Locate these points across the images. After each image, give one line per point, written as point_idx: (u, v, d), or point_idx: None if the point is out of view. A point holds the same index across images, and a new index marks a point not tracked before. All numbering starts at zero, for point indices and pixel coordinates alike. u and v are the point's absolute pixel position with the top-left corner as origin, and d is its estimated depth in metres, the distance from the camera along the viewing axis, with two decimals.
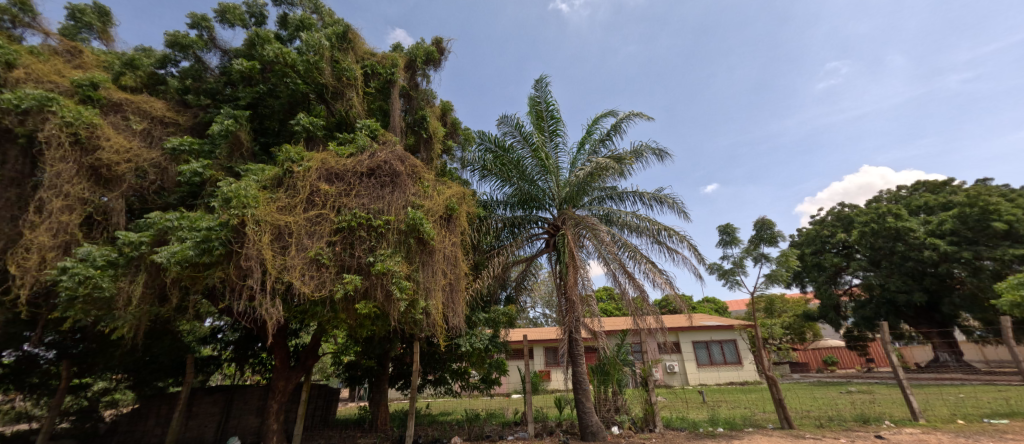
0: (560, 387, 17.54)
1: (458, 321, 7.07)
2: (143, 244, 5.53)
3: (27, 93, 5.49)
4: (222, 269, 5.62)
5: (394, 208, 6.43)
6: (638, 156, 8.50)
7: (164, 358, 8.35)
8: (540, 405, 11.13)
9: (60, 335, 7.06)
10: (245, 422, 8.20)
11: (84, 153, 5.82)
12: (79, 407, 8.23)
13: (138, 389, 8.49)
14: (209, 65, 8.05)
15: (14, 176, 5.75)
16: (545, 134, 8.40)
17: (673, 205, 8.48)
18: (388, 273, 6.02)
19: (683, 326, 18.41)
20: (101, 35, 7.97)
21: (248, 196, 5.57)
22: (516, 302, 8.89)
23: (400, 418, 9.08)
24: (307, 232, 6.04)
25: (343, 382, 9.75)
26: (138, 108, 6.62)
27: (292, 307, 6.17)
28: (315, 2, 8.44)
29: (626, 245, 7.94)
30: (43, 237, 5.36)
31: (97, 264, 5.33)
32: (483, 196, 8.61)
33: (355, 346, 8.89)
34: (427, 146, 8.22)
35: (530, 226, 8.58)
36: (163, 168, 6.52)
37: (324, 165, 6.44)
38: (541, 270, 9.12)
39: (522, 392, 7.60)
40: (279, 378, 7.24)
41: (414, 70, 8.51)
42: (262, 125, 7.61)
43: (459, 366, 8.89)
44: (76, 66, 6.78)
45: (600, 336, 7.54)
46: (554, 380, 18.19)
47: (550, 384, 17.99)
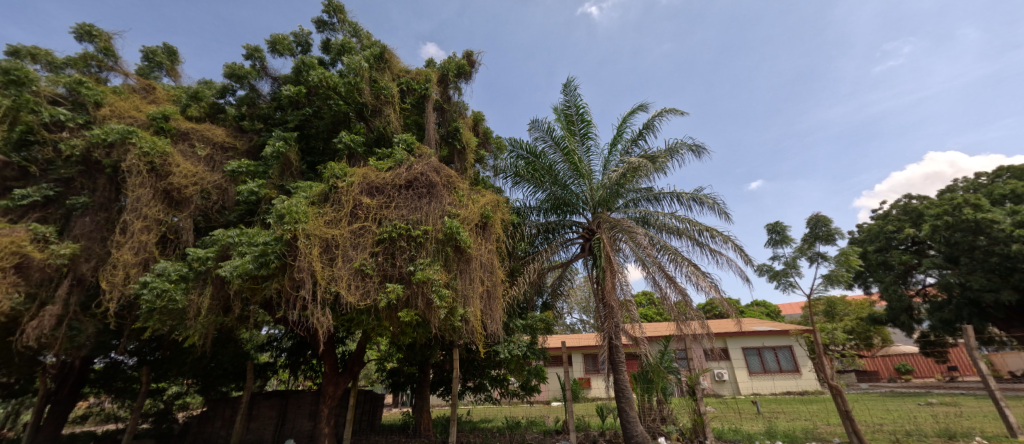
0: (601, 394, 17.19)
1: (496, 327, 7.32)
2: (209, 258, 6.03)
3: (112, 128, 6.19)
4: (278, 281, 6.11)
5: (431, 217, 6.73)
6: (673, 154, 8.25)
7: (228, 364, 8.91)
8: (582, 413, 10.79)
9: (141, 342, 7.74)
10: (298, 426, 8.23)
11: (159, 179, 6.46)
12: (157, 409, 9.09)
13: (205, 393, 9.16)
14: (261, 92, 8.60)
15: (103, 201, 6.46)
16: (576, 138, 8.30)
17: (714, 206, 8.13)
18: (428, 281, 6.34)
19: (730, 331, 17.39)
20: (170, 72, 8.86)
21: (299, 212, 6.00)
22: (553, 308, 8.64)
23: (443, 424, 8.89)
24: (352, 244, 6.43)
25: (387, 389, 9.83)
26: (202, 135, 7.20)
27: (340, 315, 6.62)
28: (353, 25, 8.76)
29: (665, 248, 7.80)
30: (127, 255, 6.00)
31: (172, 278, 5.87)
32: (517, 203, 8.57)
33: (396, 353, 8.96)
34: (461, 156, 8.11)
35: (565, 231, 8.47)
36: (224, 189, 7.06)
37: (365, 179, 6.80)
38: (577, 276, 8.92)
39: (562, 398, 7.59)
40: (328, 384, 7.24)
41: (446, 83, 8.48)
42: (308, 145, 7.83)
43: (499, 372, 8.68)
44: (150, 101, 7.60)
45: (641, 342, 7.35)
46: (594, 388, 17.82)
47: (590, 391, 17.61)
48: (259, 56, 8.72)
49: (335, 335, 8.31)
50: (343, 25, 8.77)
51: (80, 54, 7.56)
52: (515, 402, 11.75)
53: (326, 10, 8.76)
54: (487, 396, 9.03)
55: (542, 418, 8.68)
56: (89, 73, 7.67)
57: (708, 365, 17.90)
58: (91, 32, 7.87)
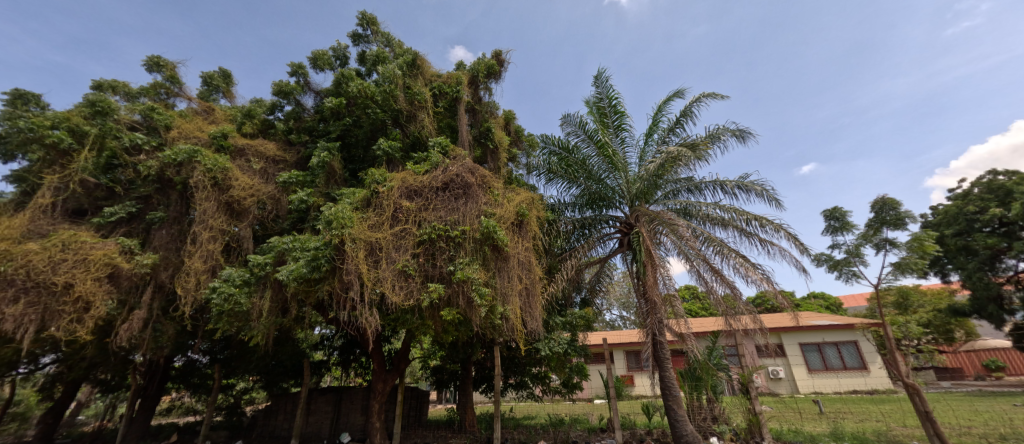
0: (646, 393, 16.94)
1: (536, 325, 7.33)
2: (267, 264, 6.39)
3: (180, 148, 6.72)
4: (329, 283, 6.43)
5: (469, 218, 6.85)
6: (714, 140, 7.90)
7: (288, 362, 9.48)
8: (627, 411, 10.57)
9: (213, 342, 8.52)
10: (352, 420, 8.60)
11: (221, 191, 6.91)
12: (228, 403, 9.92)
13: (269, 389, 9.84)
14: (306, 106, 9.11)
15: (176, 215, 6.98)
16: (610, 131, 8.10)
17: (762, 193, 7.67)
18: (468, 280, 6.47)
19: (785, 326, 16.24)
20: (226, 93, 9.61)
21: (345, 217, 6.34)
22: (592, 305, 8.62)
23: (487, 420, 8.94)
24: (395, 246, 6.67)
25: (432, 386, 10.10)
26: (257, 150, 7.75)
27: (387, 315, 6.87)
28: (386, 36, 9.08)
29: (709, 239, 7.54)
30: (198, 263, 6.48)
31: (236, 283, 6.23)
32: (550, 199, 8.43)
33: (439, 351, 9.15)
34: (494, 156, 8.17)
35: (602, 226, 8.38)
36: (277, 199, 7.47)
37: (404, 183, 6.99)
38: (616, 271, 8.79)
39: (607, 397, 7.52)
40: (377, 380, 7.54)
41: (477, 84, 8.53)
42: (349, 154, 8.21)
43: (539, 371, 8.70)
44: (211, 122, 8.30)
45: (687, 338, 7.09)
46: (639, 385, 17.48)
47: (634, 389, 17.31)
48: (302, 72, 9.22)
49: (382, 334, 8.66)
50: (377, 36, 9.11)
51: (152, 83, 8.39)
52: (558, 400, 11.70)
53: (360, 22, 9.10)
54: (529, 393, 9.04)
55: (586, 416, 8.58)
56: (159, 100, 8.46)
57: (763, 362, 16.85)
58: (159, 63, 8.70)
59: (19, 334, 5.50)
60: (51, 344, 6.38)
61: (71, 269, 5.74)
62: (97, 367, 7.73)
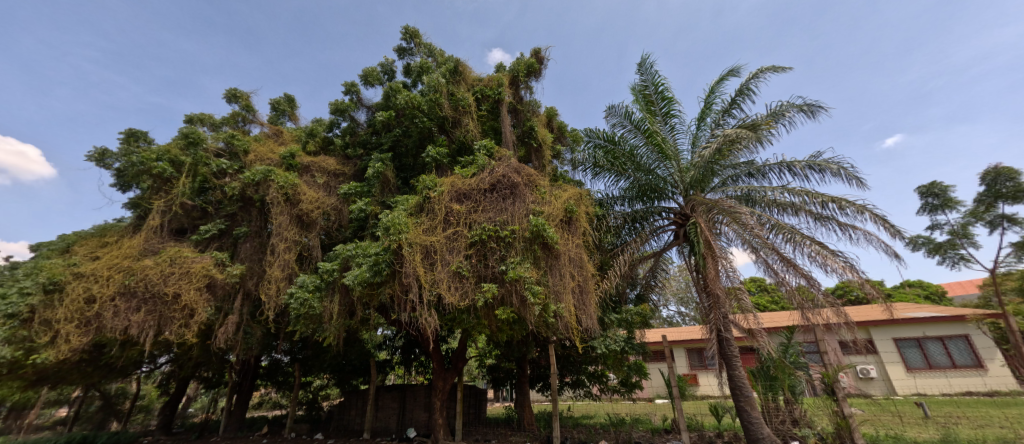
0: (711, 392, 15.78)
1: (591, 322, 7.17)
2: (335, 270, 6.77)
3: (257, 169, 7.35)
4: (390, 286, 6.70)
5: (518, 217, 6.84)
6: (777, 118, 7.46)
7: (357, 361, 10.13)
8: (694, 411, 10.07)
9: (292, 343, 9.40)
10: (417, 416, 8.98)
11: (292, 205, 7.49)
12: (308, 398, 10.86)
13: (341, 386, 10.53)
14: (359, 122, 9.68)
15: (256, 229, 7.56)
16: (658, 118, 7.89)
17: (840, 172, 6.89)
18: (520, 279, 6.50)
19: (875, 319, 14.39)
20: (291, 116, 10.51)
21: (401, 224, 6.53)
22: (648, 301, 8.40)
23: (545, 418, 8.89)
24: (448, 248, 6.77)
25: (488, 384, 10.26)
26: (320, 167, 8.34)
27: (444, 315, 7.08)
28: (428, 46, 9.39)
29: (778, 227, 6.98)
30: (277, 272, 7.07)
31: (309, 288, 6.70)
32: (597, 195, 8.28)
33: (494, 350, 9.21)
34: (538, 154, 8.17)
35: (654, 218, 8.04)
36: (340, 210, 8.00)
37: (454, 187, 7.14)
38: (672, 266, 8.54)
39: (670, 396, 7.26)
40: (438, 379, 7.80)
41: (518, 84, 8.56)
42: (400, 163, 8.51)
43: (596, 369, 8.64)
44: (280, 143, 9.12)
45: (758, 334, 6.63)
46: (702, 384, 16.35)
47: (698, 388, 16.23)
48: (355, 90, 9.80)
49: (440, 334, 8.96)
50: (420, 48, 9.44)
51: (231, 113, 9.39)
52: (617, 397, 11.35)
53: (404, 37, 9.48)
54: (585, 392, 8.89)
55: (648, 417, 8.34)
56: (237, 127, 9.44)
57: (850, 360, 15.05)
58: (236, 94, 9.69)
59: (143, 337, 6.37)
60: (165, 346, 7.35)
61: (178, 281, 6.46)
62: (201, 366, 8.79)
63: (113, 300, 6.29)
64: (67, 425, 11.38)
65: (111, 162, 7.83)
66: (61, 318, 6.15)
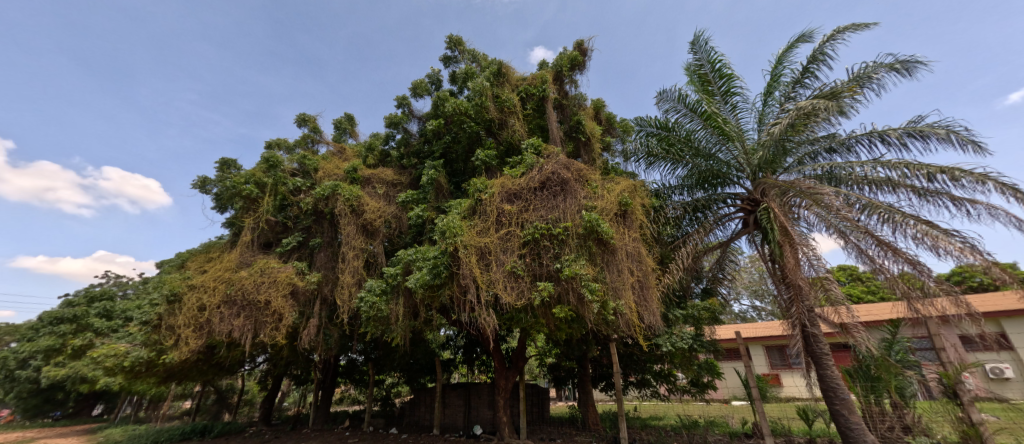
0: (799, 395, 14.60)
1: (654, 319, 6.89)
2: (398, 274, 7.16)
3: (325, 185, 7.99)
4: (450, 288, 6.89)
5: (570, 214, 6.76)
6: (862, 82, 6.68)
7: (423, 361, 10.60)
8: (778, 415, 9.27)
9: (365, 344, 10.08)
10: (482, 414, 9.22)
11: (356, 215, 8.03)
12: (382, 394, 11.59)
13: (410, 384, 11.06)
14: (412, 132, 10.13)
15: (328, 240, 8.17)
16: (716, 99, 7.77)
17: (949, 138, 5.88)
18: (577, 277, 6.37)
19: (1008, 308, 12.14)
20: (352, 133, 11.31)
21: (456, 226, 6.70)
22: (715, 294, 8.54)
23: (611, 419, 8.65)
24: (502, 249, 6.84)
25: (550, 383, 10.15)
26: (380, 178, 8.86)
27: (502, 314, 7.17)
28: (472, 52, 9.57)
29: (873, 207, 6.15)
30: (348, 278, 7.64)
31: (377, 292, 7.16)
32: (654, 185, 8.23)
33: (554, 349, 9.07)
34: (587, 148, 7.99)
35: (718, 206, 8.10)
36: (399, 217, 8.42)
37: (504, 188, 7.19)
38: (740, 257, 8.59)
39: (750, 398, 6.70)
40: (500, 378, 7.91)
41: (562, 79, 8.46)
42: (452, 168, 8.78)
43: (662, 369, 8.49)
44: (343, 159, 9.83)
45: (852, 328, 6.02)
46: (787, 386, 15.19)
47: (782, 390, 15.09)
48: (406, 102, 10.27)
49: (499, 334, 9.05)
50: (464, 55, 9.65)
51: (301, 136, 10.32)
52: (688, 399, 10.88)
53: (448, 46, 9.74)
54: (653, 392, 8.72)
55: (724, 419, 8.16)
56: (307, 148, 10.35)
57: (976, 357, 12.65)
58: (304, 119, 10.62)
59: (244, 339, 7.19)
60: (261, 347, 8.25)
61: (267, 289, 7.25)
62: (292, 363, 9.77)
63: (219, 307, 7.18)
64: (191, 416, 13.19)
65: (210, 187, 8.87)
66: (181, 324, 7.18)
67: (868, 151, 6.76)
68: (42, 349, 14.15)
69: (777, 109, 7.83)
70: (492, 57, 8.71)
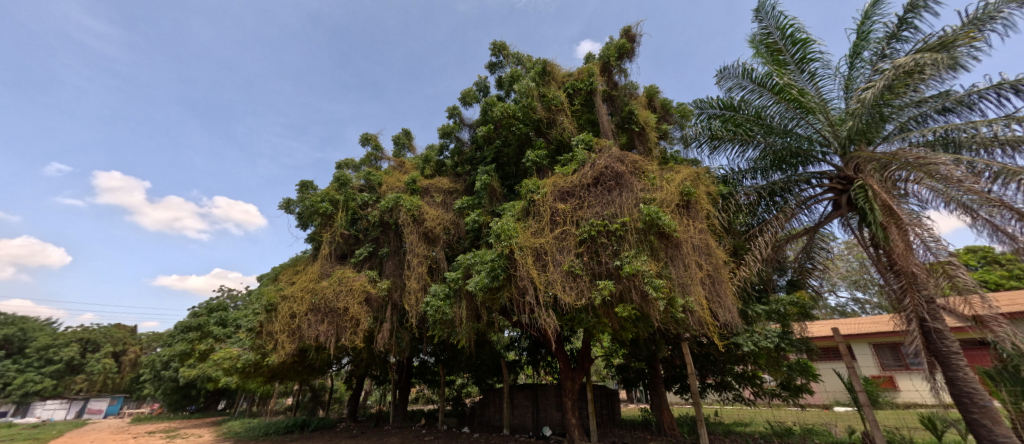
0: (921, 401, 12.85)
1: (730, 316, 6.38)
2: (459, 278, 7.43)
3: (388, 197, 8.51)
4: (509, 289, 6.99)
5: (626, 208, 6.50)
6: (981, 25, 5.60)
7: (489, 362, 10.82)
8: (895, 424, 8.13)
9: (436, 346, 10.58)
10: (550, 415, 9.15)
11: (417, 224, 8.44)
12: (454, 394, 12.09)
13: (479, 385, 11.34)
14: (464, 141, 10.36)
15: (394, 249, 8.69)
16: (790, 69, 7.02)
17: None
18: (639, 273, 6.07)
19: None
20: (410, 147, 11.89)
21: (511, 229, 6.76)
22: (804, 287, 7.84)
23: (689, 424, 8.16)
24: (558, 249, 6.75)
25: (619, 384, 9.81)
26: (437, 187, 9.27)
27: (562, 315, 7.10)
28: (517, 55, 9.62)
29: (1009, 174, 5.19)
30: (414, 284, 8.08)
31: (441, 296, 7.51)
32: (720, 171, 7.71)
33: (621, 350, 8.72)
34: (641, 138, 7.69)
35: (800, 188, 7.34)
36: (457, 223, 8.80)
37: (556, 186, 7.13)
38: (832, 245, 7.89)
39: (857, 404, 5.91)
40: (566, 379, 7.84)
41: (610, 70, 8.26)
42: (505, 172, 8.85)
43: (744, 369, 8.00)
44: (403, 172, 10.41)
45: (989, 322, 5.39)
46: (906, 390, 13.40)
47: (899, 395, 13.36)
48: (457, 112, 10.52)
49: (562, 334, 8.91)
50: (509, 59, 9.73)
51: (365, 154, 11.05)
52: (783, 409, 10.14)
53: (493, 52, 9.86)
54: (735, 394, 8.29)
55: (824, 428, 7.22)
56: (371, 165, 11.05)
57: None
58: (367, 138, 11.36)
59: (330, 343, 7.94)
60: (344, 350, 9.05)
61: (346, 297, 7.94)
62: (372, 364, 10.57)
63: (307, 314, 8.03)
64: (293, 411, 14.82)
65: (293, 208, 9.73)
66: (279, 330, 8.11)
67: (995, 107, 5.69)
68: (178, 352, 16.73)
69: (868, 71, 6.84)
70: (537, 57, 8.65)
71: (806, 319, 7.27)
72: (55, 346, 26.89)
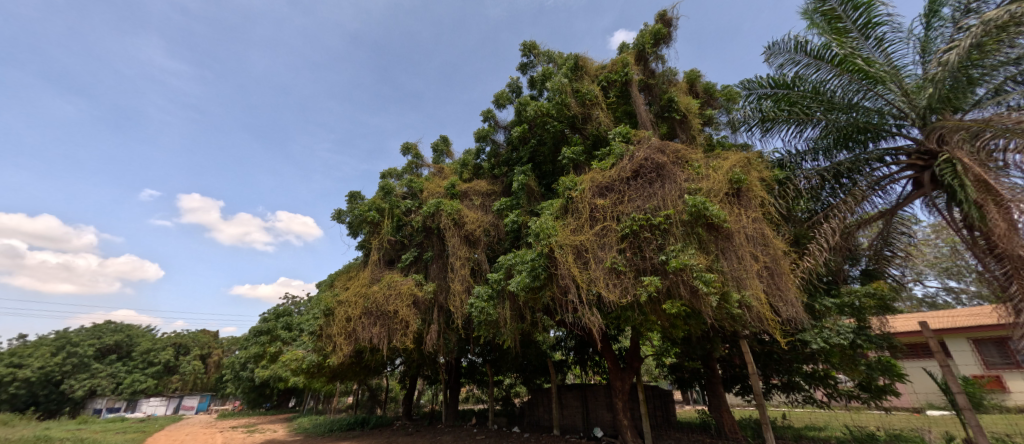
0: None
1: (794, 310, 5.89)
2: (501, 279, 7.49)
3: (430, 203, 8.74)
4: (551, 288, 6.93)
5: (670, 200, 6.20)
6: None
7: (536, 362, 10.80)
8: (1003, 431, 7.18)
9: (483, 347, 10.74)
10: (601, 416, 8.92)
11: (458, 227, 8.61)
12: (503, 394, 12.18)
13: (527, 385, 11.32)
14: (500, 143, 10.41)
15: (438, 253, 8.94)
16: (852, 36, 6.34)
17: None
18: (687, 268, 5.75)
19: None
20: (448, 153, 12.20)
21: (550, 227, 6.67)
22: (883, 276, 7.03)
23: (752, 428, 7.63)
24: (599, 245, 6.55)
25: (672, 385, 9.38)
26: (476, 190, 9.41)
27: (607, 314, 6.91)
28: (548, 53, 9.52)
29: None
30: (457, 286, 8.25)
31: (485, 297, 7.61)
32: (775, 155, 7.14)
33: (673, 349, 8.30)
34: (683, 126, 7.37)
35: (871, 168, 6.63)
36: (497, 225, 8.88)
37: (594, 182, 6.95)
38: (914, 229, 7.03)
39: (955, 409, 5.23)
40: (615, 379, 7.63)
41: (646, 58, 7.98)
42: (541, 171, 8.76)
43: (814, 369, 7.37)
44: (442, 177, 10.65)
45: None
46: (1017, 392, 11.71)
47: (1010, 398, 11.69)
48: (491, 115, 10.58)
49: (608, 333, 8.68)
50: (540, 57, 9.64)
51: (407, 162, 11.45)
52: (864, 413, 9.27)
53: (524, 52, 9.84)
54: (805, 396, 7.70)
55: (916, 434, 6.43)
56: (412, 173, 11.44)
57: None
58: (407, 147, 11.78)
59: (383, 344, 8.32)
60: (397, 351, 9.45)
61: (395, 300, 8.30)
62: (424, 365, 10.94)
63: (361, 317, 8.46)
64: (353, 409, 15.64)
65: (343, 217, 10.28)
66: (337, 333, 8.62)
67: None
68: (252, 354, 18.26)
69: (948, 31, 6.04)
70: (568, 53, 8.50)
71: (885, 313, 6.52)
72: (155, 350, 30.27)
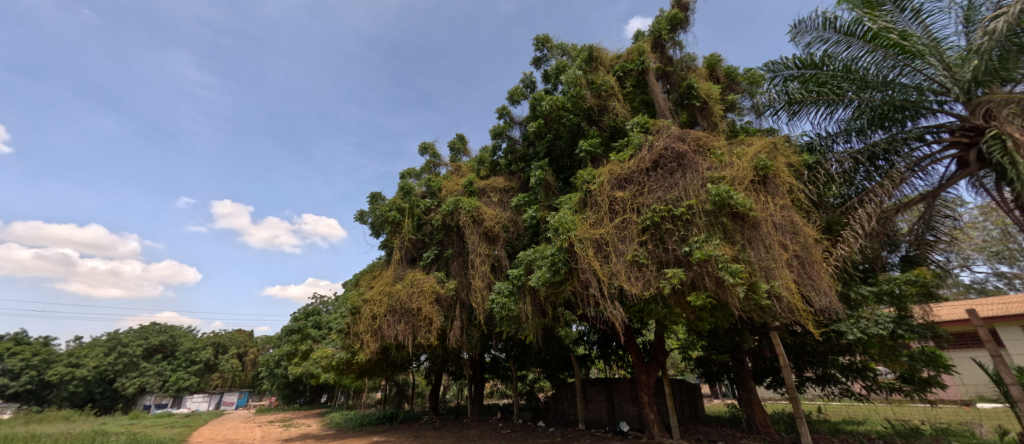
0: None
1: (827, 300, 5.65)
2: (522, 274, 7.50)
3: (449, 201, 8.80)
4: (571, 283, 6.88)
5: (692, 190, 6.02)
6: None
7: (559, 356, 10.80)
8: None
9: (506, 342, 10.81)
10: (627, 410, 8.83)
11: (477, 224, 8.65)
12: (529, 388, 12.23)
13: (551, 379, 11.33)
14: (516, 139, 10.40)
15: (459, 250, 9.01)
16: (886, 9, 5.97)
17: None
18: (711, 259, 5.58)
19: None
20: (465, 151, 12.26)
21: (569, 222, 6.61)
22: (925, 261, 6.66)
23: (785, 422, 7.40)
24: (620, 238, 6.43)
25: (699, 378, 9.19)
26: (493, 186, 9.43)
27: (630, 307, 6.81)
28: (561, 46, 9.40)
29: None
30: (478, 282, 8.30)
31: (506, 293, 7.63)
32: (803, 139, 6.83)
33: (699, 342, 8.11)
34: (704, 113, 7.16)
35: (910, 148, 6.26)
36: (515, 221, 8.88)
37: (612, 174, 6.81)
38: (959, 211, 6.60)
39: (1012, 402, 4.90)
40: (640, 373, 7.54)
41: (662, 45, 7.77)
42: (558, 165, 8.71)
43: (852, 361, 7.04)
44: (460, 175, 10.71)
45: None
46: None
47: None
48: (506, 111, 10.52)
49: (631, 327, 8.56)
50: (553, 50, 9.52)
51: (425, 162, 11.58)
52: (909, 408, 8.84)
53: (536, 46, 9.73)
54: (842, 389, 7.43)
55: (966, 428, 6.07)
56: None
57: None
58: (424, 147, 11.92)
59: (409, 341, 8.48)
60: (422, 347, 9.62)
61: (419, 297, 8.44)
62: (449, 360, 11.10)
63: (386, 315, 8.63)
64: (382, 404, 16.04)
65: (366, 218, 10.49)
66: (364, 330, 8.83)
67: None
68: (285, 352, 18.97)
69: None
70: (582, 44, 8.35)
71: (929, 301, 6.16)
72: (197, 349, 31.82)
